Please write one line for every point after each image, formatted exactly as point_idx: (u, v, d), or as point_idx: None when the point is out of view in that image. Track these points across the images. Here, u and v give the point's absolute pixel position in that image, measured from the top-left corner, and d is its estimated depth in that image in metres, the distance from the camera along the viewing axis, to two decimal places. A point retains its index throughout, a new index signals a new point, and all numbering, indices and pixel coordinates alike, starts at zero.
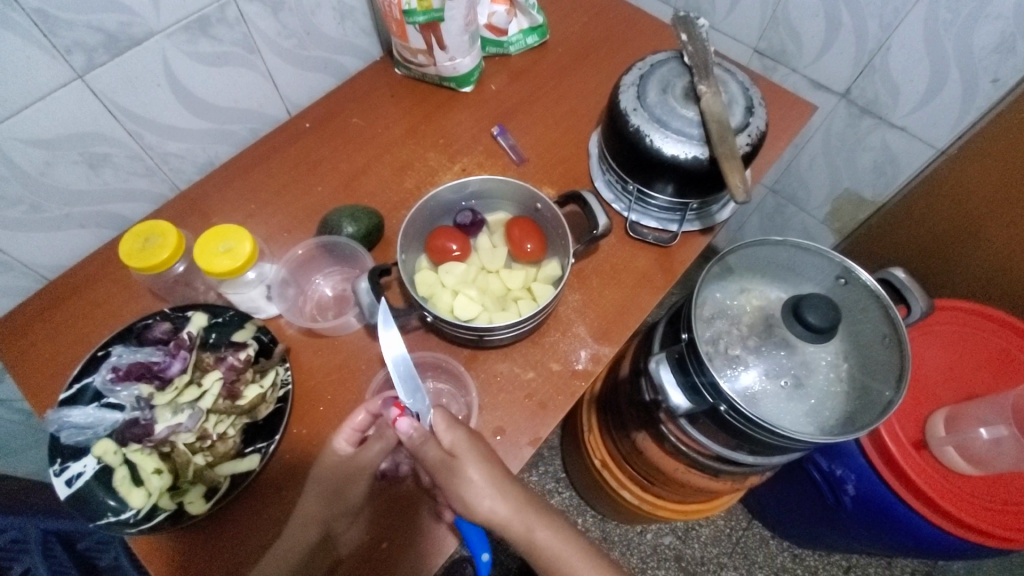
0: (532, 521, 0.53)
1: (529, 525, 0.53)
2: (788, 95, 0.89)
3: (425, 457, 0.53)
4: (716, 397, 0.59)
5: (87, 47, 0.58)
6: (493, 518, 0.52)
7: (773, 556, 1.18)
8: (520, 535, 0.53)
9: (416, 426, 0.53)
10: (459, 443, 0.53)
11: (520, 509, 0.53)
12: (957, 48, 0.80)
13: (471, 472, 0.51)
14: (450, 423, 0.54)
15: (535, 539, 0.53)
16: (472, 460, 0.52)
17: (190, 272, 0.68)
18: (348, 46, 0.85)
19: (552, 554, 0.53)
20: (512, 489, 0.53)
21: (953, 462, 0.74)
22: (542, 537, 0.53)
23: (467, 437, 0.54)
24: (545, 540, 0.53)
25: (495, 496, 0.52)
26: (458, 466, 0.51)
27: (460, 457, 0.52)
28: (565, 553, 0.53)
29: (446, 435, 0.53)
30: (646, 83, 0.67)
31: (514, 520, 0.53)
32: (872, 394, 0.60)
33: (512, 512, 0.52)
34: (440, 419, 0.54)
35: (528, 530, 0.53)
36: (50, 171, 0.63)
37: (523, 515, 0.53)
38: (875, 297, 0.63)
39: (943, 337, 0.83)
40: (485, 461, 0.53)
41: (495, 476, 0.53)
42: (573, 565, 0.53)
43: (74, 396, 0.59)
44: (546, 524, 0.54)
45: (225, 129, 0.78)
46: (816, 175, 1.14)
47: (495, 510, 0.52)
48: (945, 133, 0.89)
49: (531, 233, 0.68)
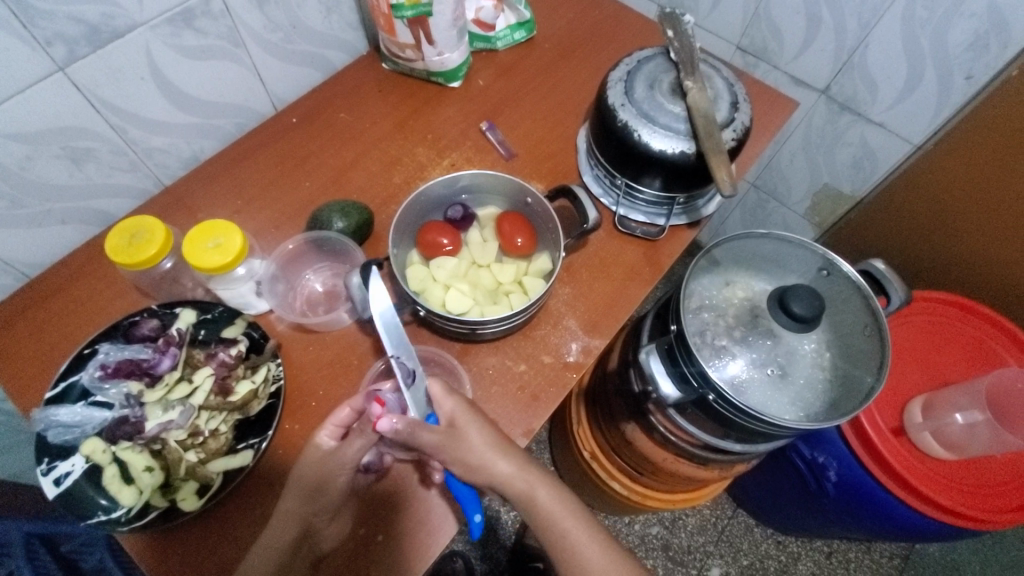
0: (535, 480, 0.55)
1: (531, 484, 0.54)
2: (771, 91, 0.91)
3: (422, 441, 0.52)
4: (704, 386, 0.60)
5: (69, 38, 0.57)
6: (496, 478, 0.53)
7: (757, 543, 1.20)
8: (523, 492, 0.54)
9: (398, 421, 0.51)
10: (458, 412, 0.55)
11: (524, 466, 0.55)
12: (933, 46, 0.82)
13: (474, 435, 0.54)
14: (448, 392, 0.55)
15: (536, 500, 0.54)
16: (473, 425, 0.54)
17: (178, 268, 0.67)
18: (334, 40, 0.85)
19: (552, 515, 0.54)
20: (513, 451, 0.55)
21: (929, 446, 0.77)
22: (543, 495, 0.54)
23: (466, 407, 0.55)
24: (546, 500, 0.54)
25: (497, 456, 0.54)
26: (461, 432, 0.53)
27: (461, 424, 0.54)
28: (563, 516, 0.54)
29: (445, 402, 0.55)
30: (634, 78, 0.68)
31: (519, 477, 0.54)
32: (854, 381, 0.62)
33: (516, 470, 0.54)
34: (437, 388, 0.55)
35: (531, 487, 0.54)
36: (31, 166, 0.62)
37: (525, 475, 0.54)
38: (857, 288, 0.65)
39: (919, 326, 0.86)
40: (486, 426, 0.55)
41: (496, 438, 0.55)
42: (568, 527, 0.54)
43: (61, 394, 0.58)
44: (548, 486, 0.55)
45: (210, 123, 0.77)
46: (797, 170, 1.16)
47: (499, 469, 0.53)
48: (921, 129, 0.92)
49: (522, 227, 0.69)
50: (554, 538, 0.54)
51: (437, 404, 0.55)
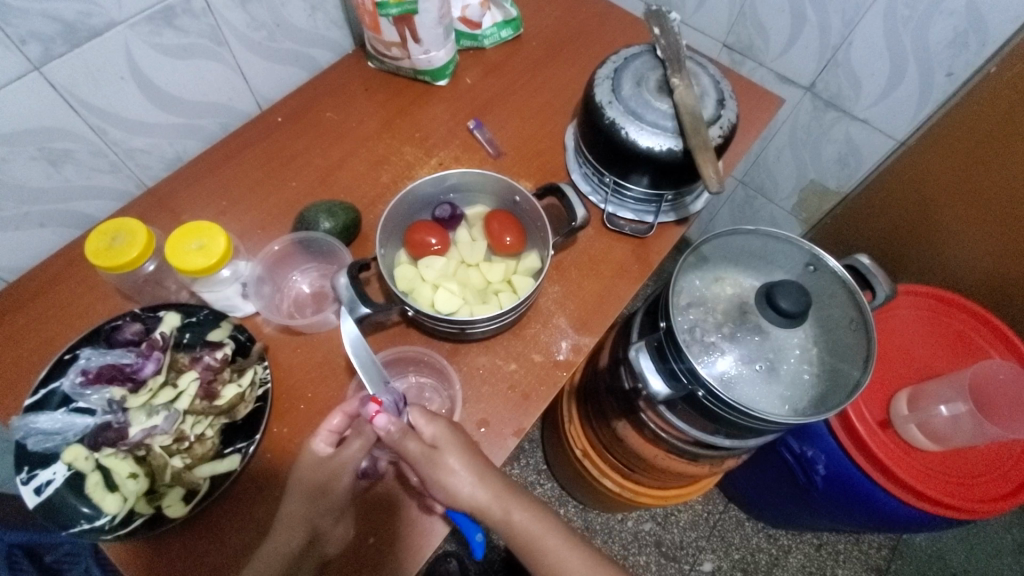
0: (510, 501, 0.54)
1: (507, 507, 0.54)
2: (757, 88, 0.91)
3: (407, 451, 0.52)
4: (694, 382, 0.60)
5: (43, 37, 0.56)
6: (471, 505, 0.52)
7: (749, 537, 1.21)
8: (498, 519, 0.54)
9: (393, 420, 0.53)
10: (441, 435, 0.53)
11: (498, 492, 0.54)
12: (914, 43, 0.83)
13: (450, 463, 0.52)
14: (430, 417, 0.54)
15: (512, 521, 0.53)
16: (452, 451, 0.53)
17: (161, 271, 0.66)
18: (319, 39, 0.84)
19: (528, 534, 0.54)
20: (489, 477, 0.54)
21: (916, 438, 0.78)
22: (519, 519, 0.54)
23: (448, 427, 0.54)
24: (522, 522, 0.54)
25: (475, 483, 0.52)
26: (440, 456, 0.52)
27: (441, 448, 0.53)
28: (541, 533, 0.54)
29: (427, 427, 0.54)
30: (620, 75, 0.68)
31: (492, 503, 0.53)
32: (841, 375, 0.63)
33: (491, 497, 0.53)
34: (418, 414, 0.54)
35: (506, 513, 0.54)
36: (7, 167, 0.61)
37: (501, 502, 0.54)
38: (842, 283, 0.65)
39: (904, 319, 0.87)
40: (467, 451, 0.54)
41: (474, 464, 0.53)
42: (549, 545, 0.54)
43: (40, 401, 0.56)
44: (524, 507, 0.54)
45: (193, 124, 0.76)
46: (783, 166, 1.17)
47: (474, 496, 0.52)
48: (903, 125, 0.93)
49: (510, 225, 0.69)
50: (531, 555, 0.54)
51: (418, 427, 0.54)
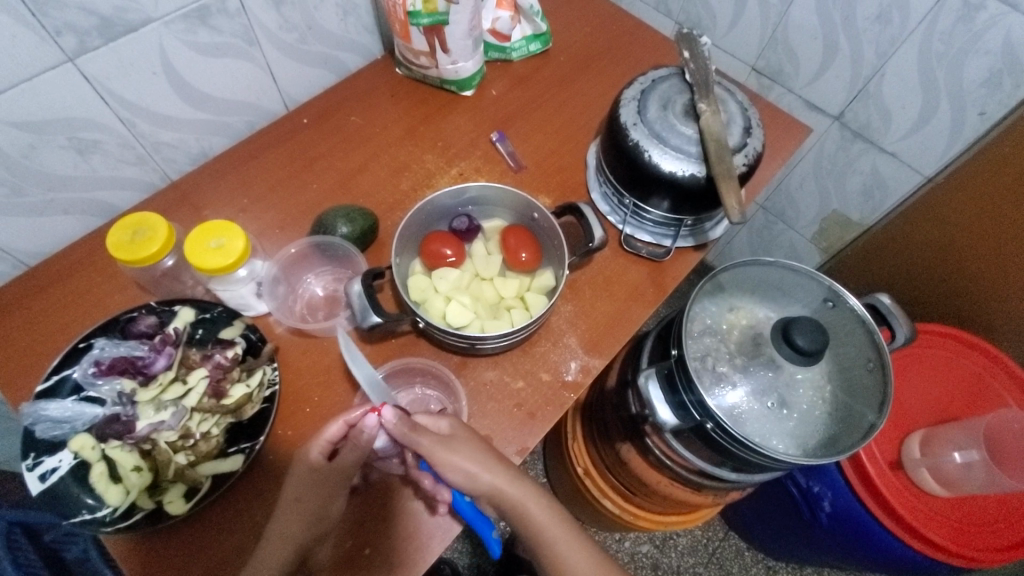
0: (527, 494, 0.54)
1: (523, 499, 0.54)
2: (784, 116, 0.90)
3: (418, 444, 0.53)
4: (703, 415, 0.59)
5: (80, 30, 0.57)
6: (490, 488, 0.53)
7: (748, 567, 1.19)
8: (516, 505, 0.54)
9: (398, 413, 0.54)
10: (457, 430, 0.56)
11: (514, 478, 0.54)
12: (947, 81, 0.82)
13: (473, 451, 0.54)
14: (434, 419, 0.56)
15: (530, 513, 0.54)
16: (470, 441, 0.55)
17: (179, 266, 0.66)
18: (349, 43, 0.84)
19: (545, 530, 0.54)
20: (502, 464, 0.55)
21: (926, 483, 0.76)
22: (536, 509, 0.54)
23: (462, 426, 0.56)
24: (538, 512, 0.54)
25: (484, 474, 0.53)
26: (454, 444, 0.53)
27: (457, 439, 0.54)
28: (551, 527, 0.54)
29: (439, 424, 0.56)
30: (647, 97, 0.67)
31: (511, 488, 0.54)
32: (855, 416, 0.61)
33: (509, 481, 0.54)
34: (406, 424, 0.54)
35: (522, 502, 0.54)
36: (35, 155, 0.62)
37: (518, 484, 0.54)
38: (861, 322, 0.64)
39: (921, 361, 0.85)
40: (479, 446, 0.55)
41: (489, 451, 0.55)
42: (561, 549, 0.54)
43: (51, 388, 0.57)
44: (542, 500, 0.55)
45: (221, 120, 0.76)
46: (806, 194, 1.16)
47: (492, 480, 0.53)
48: (932, 161, 0.91)
49: (527, 242, 0.68)
50: (546, 548, 0.54)
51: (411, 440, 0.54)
